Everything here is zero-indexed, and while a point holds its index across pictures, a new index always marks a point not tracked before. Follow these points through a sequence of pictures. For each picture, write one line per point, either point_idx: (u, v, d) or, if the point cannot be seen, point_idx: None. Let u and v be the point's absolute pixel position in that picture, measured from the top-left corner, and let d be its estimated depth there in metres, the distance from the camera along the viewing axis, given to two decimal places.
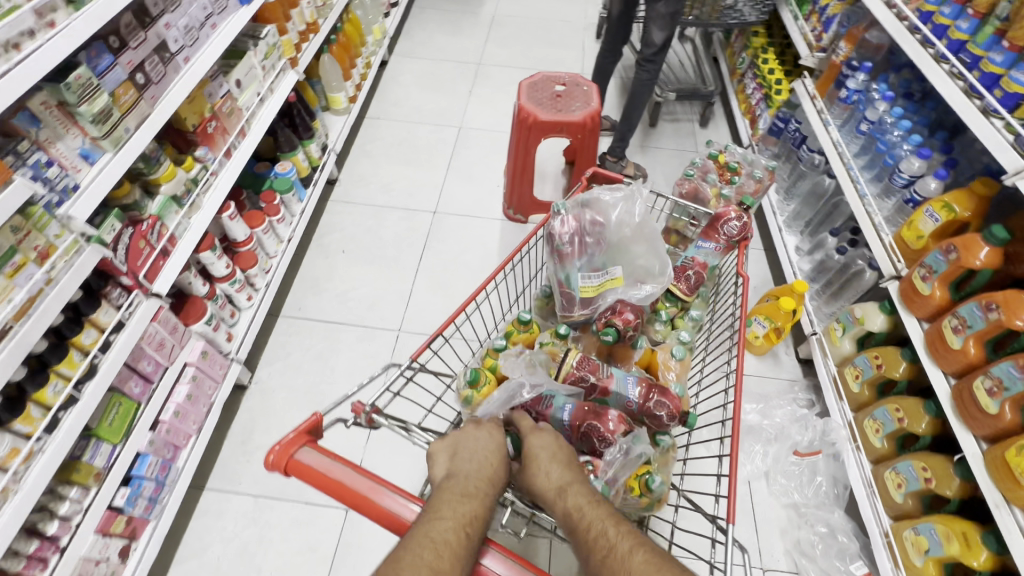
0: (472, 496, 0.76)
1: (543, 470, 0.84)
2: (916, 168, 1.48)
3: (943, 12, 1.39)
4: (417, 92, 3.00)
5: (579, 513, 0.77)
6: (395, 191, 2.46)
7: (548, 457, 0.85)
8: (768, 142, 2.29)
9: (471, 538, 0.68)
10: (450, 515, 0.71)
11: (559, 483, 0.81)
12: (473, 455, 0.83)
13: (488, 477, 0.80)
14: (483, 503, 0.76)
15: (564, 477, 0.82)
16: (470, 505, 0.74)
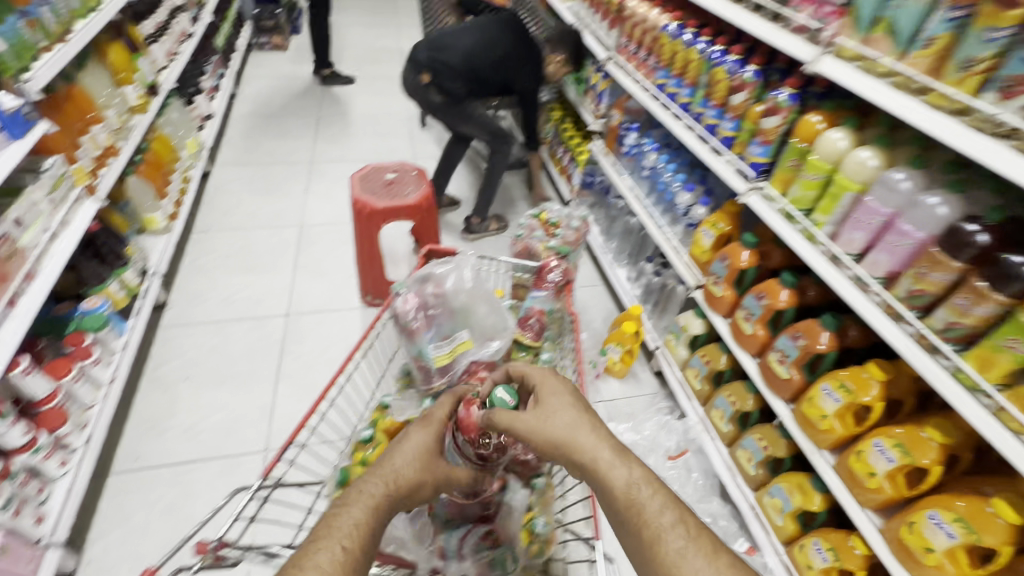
0: (358, 501, 0.78)
1: (576, 434, 0.84)
2: (687, 200, 1.84)
3: (670, 83, 1.80)
4: (248, 198, 2.92)
5: (633, 490, 0.79)
6: (238, 302, 2.31)
7: (582, 426, 0.86)
8: (584, 195, 2.64)
9: (349, 551, 0.71)
10: (333, 529, 0.73)
11: (596, 456, 0.82)
12: (396, 458, 0.85)
13: (388, 477, 0.82)
14: (376, 509, 0.77)
15: (610, 444, 0.84)
16: (353, 514, 0.75)
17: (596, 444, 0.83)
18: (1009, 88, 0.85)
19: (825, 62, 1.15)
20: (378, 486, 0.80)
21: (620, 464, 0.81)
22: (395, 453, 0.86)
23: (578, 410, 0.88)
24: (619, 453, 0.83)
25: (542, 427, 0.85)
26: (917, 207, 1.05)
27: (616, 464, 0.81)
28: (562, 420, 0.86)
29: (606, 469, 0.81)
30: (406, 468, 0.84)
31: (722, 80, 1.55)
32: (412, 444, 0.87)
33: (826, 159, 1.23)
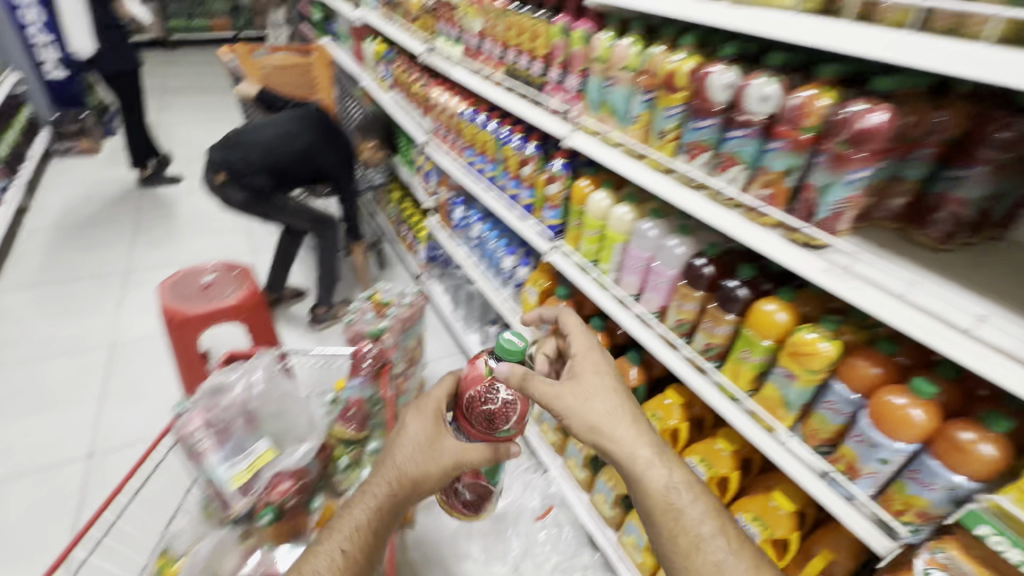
0: (368, 501, 0.93)
1: (613, 428, 1.00)
2: (511, 263, 1.96)
3: (477, 161, 1.96)
4: (41, 323, 2.49)
5: (671, 491, 0.93)
6: (20, 452, 1.89)
7: (619, 418, 1.01)
8: (431, 268, 2.72)
9: (348, 557, 0.87)
10: (344, 530, 0.91)
11: (639, 449, 0.98)
12: (406, 452, 0.97)
13: (394, 477, 0.95)
14: (381, 511, 0.93)
15: (646, 443, 0.99)
16: (359, 516, 0.92)
17: (636, 439, 0.99)
18: (690, 151, 1.05)
19: (576, 137, 1.32)
20: (388, 488, 0.94)
21: (653, 461, 0.97)
22: (405, 445, 0.98)
23: (616, 400, 1.05)
24: (653, 453, 0.98)
25: (586, 412, 1.02)
26: (663, 250, 1.22)
27: (656, 461, 0.97)
28: (602, 408, 1.03)
29: (645, 465, 0.96)
30: (417, 464, 0.96)
31: (512, 155, 1.71)
32: (427, 436, 0.99)
33: (597, 217, 1.40)
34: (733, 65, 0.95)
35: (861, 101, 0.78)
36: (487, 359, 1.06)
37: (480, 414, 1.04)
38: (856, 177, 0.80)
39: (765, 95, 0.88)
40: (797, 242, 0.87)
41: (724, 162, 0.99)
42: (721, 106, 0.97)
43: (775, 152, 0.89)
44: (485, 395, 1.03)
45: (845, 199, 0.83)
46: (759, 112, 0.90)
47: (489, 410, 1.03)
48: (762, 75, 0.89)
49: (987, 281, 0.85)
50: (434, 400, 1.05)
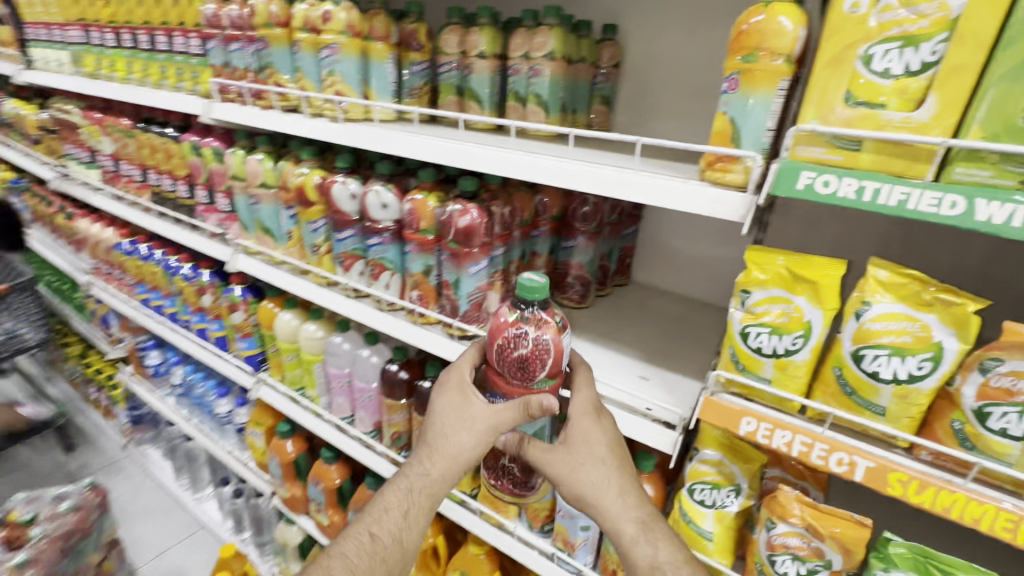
0: (398, 481, 0.73)
1: (594, 490, 0.69)
2: (225, 406, 1.62)
3: (151, 296, 1.61)
4: None
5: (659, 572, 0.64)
6: None
7: (604, 482, 0.68)
8: (140, 431, 2.12)
9: (371, 543, 0.70)
10: (373, 511, 0.72)
11: (630, 517, 0.68)
12: (435, 425, 0.72)
13: (421, 456, 0.72)
14: (410, 494, 0.71)
15: (638, 512, 0.68)
16: (390, 498, 0.72)
17: (621, 512, 0.67)
18: (343, 263, 0.98)
19: (239, 260, 1.16)
20: (418, 468, 0.72)
21: (643, 536, 0.66)
22: (435, 420, 0.74)
23: (604, 461, 0.69)
24: (643, 524, 0.67)
25: (564, 476, 0.70)
26: (359, 361, 1.12)
27: (651, 531, 0.67)
28: (586, 472, 0.69)
29: (627, 538, 0.67)
30: (448, 442, 0.71)
31: (185, 286, 1.44)
32: (453, 410, 0.72)
33: (289, 340, 1.23)
34: (352, 175, 0.92)
35: (456, 201, 0.81)
36: (515, 302, 0.72)
37: (510, 365, 0.70)
38: (477, 268, 0.83)
39: (382, 204, 0.87)
40: (454, 336, 0.87)
41: (373, 271, 0.94)
42: (355, 216, 0.93)
43: (410, 254, 0.88)
44: (513, 345, 0.69)
45: (477, 288, 0.85)
46: (384, 218, 0.88)
47: (519, 365, 0.70)
48: (376, 183, 0.88)
49: (614, 330, 0.97)
50: (462, 373, 0.75)
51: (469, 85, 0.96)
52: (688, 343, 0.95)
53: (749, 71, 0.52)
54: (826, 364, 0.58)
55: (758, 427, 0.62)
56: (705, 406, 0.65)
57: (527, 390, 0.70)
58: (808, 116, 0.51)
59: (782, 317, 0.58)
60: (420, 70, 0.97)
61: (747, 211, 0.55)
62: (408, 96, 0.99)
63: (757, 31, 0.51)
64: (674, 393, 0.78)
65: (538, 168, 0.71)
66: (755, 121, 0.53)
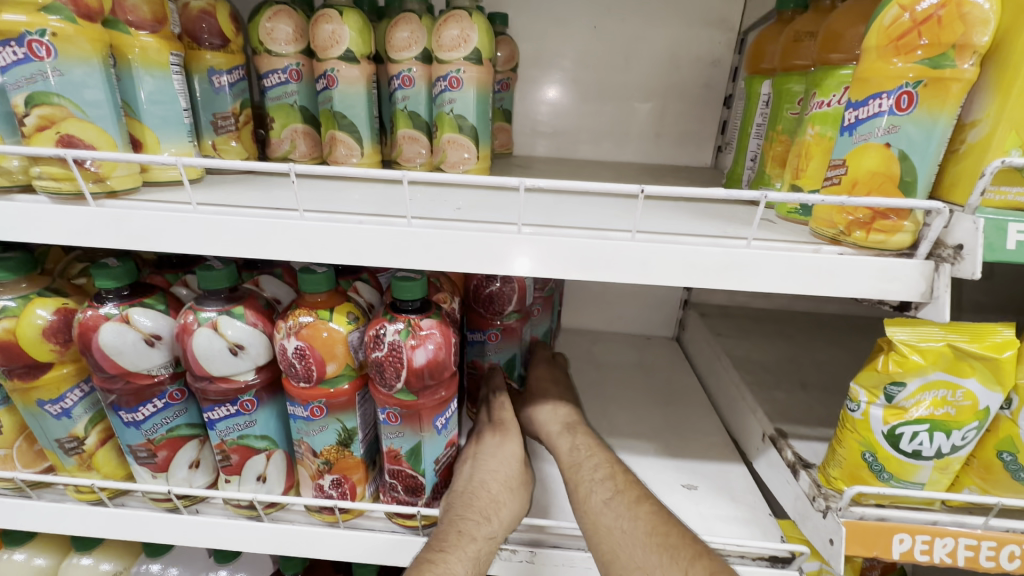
0: (456, 545, 0.46)
1: (544, 411, 0.64)
2: None
3: None
4: None
5: (579, 454, 0.57)
6: None
7: (545, 402, 0.65)
8: None
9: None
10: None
11: (567, 423, 0.62)
12: (482, 463, 0.53)
13: (487, 507, 0.49)
14: (480, 566, 0.46)
15: (568, 419, 0.63)
16: (452, 565, 0.44)
17: (549, 417, 0.63)
18: (149, 459, 0.51)
19: None
20: (487, 524, 0.48)
21: (569, 433, 0.60)
22: (493, 467, 0.53)
23: (551, 390, 0.67)
24: (571, 427, 0.61)
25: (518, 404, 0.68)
26: None
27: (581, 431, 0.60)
28: (538, 392, 0.66)
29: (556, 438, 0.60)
30: (516, 497, 0.52)
31: None
32: (501, 450, 0.55)
33: None
34: (140, 296, 0.46)
35: (394, 319, 0.45)
36: None
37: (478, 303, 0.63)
38: (447, 418, 0.49)
39: (229, 348, 0.45)
40: (421, 531, 0.52)
41: (226, 462, 0.51)
42: (164, 372, 0.48)
43: (307, 421, 0.49)
44: (483, 286, 0.62)
45: (448, 446, 0.51)
46: (238, 372, 0.46)
47: (490, 298, 0.62)
48: (204, 309, 0.45)
49: (599, 415, 0.75)
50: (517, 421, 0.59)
51: (328, 106, 0.58)
52: (682, 404, 0.80)
53: (939, 79, 0.34)
54: (986, 447, 0.46)
55: (913, 542, 0.48)
56: (847, 538, 0.47)
57: (497, 324, 0.64)
58: (1003, 144, 0.35)
59: (943, 408, 0.44)
60: (232, 84, 0.56)
61: (931, 285, 0.38)
62: (213, 131, 0.56)
63: (954, 17, 0.33)
64: (738, 500, 0.60)
65: (582, 255, 0.40)
66: (938, 155, 0.36)
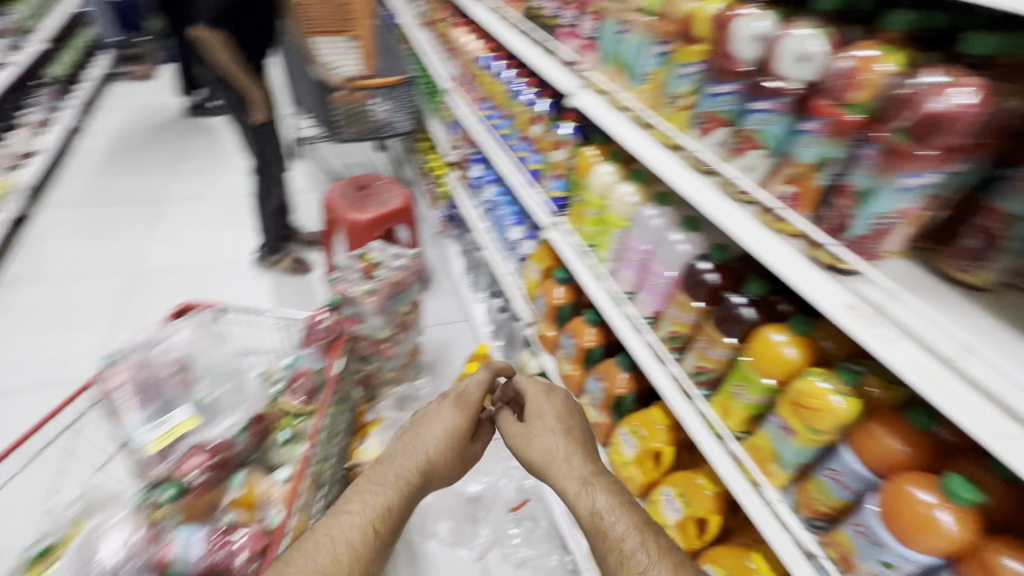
0: (391, 486, 0.92)
1: (564, 463, 0.96)
2: (516, 234, 1.80)
3: (492, 115, 1.76)
4: (76, 244, 2.55)
5: (597, 516, 0.85)
6: (31, 367, 1.94)
7: (553, 447, 0.99)
8: (451, 227, 2.62)
9: (374, 534, 0.84)
10: (363, 507, 0.88)
11: (581, 475, 0.92)
12: (424, 441, 1.00)
13: (415, 468, 0.96)
14: (407, 496, 0.92)
15: (580, 471, 0.93)
16: (360, 503, 0.88)
17: (567, 471, 0.94)
18: (704, 125, 0.82)
19: (583, 96, 1.11)
20: (377, 492, 0.90)
21: (582, 488, 0.90)
22: (429, 436, 1.01)
23: (556, 432, 1.02)
24: (586, 483, 0.90)
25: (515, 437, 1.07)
26: (666, 246, 1.01)
27: (587, 484, 0.90)
28: (541, 432, 1.02)
29: (576, 482, 0.91)
30: (445, 459, 1.00)
31: (523, 113, 1.52)
32: (450, 424, 1.03)
33: (598, 195, 1.19)
34: (768, 9, 0.71)
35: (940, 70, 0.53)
36: None
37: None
38: (920, 180, 0.56)
39: (802, 54, 0.63)
40: (820, 261, 0.64)
41: (739, 145, 0.76)
42: (747, 66, 0.72)
43: (807, 135, 0.65)
44: None
45: (894, 211, 0.59)
46: (794, 77, 0.65)
47: None
48: (804, 24, 0.65)
49: None
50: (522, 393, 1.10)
51: None
52: None
53: None
54: None
55: None
56: None
57: None
58: None
59: None
60: None
61: None
62: None
63: None
64: None
65: None
66: None
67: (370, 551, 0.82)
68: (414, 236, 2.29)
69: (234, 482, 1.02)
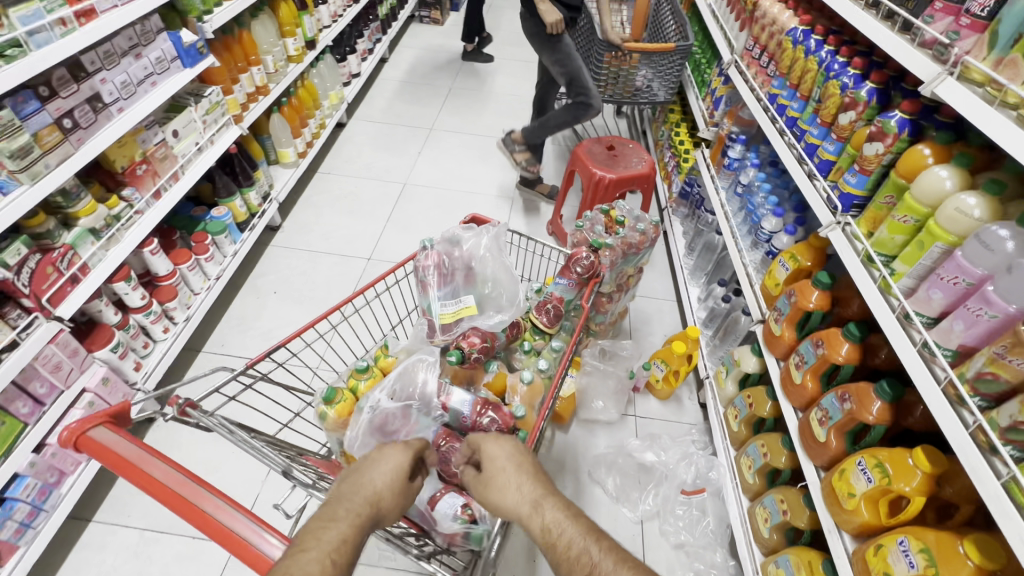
0: (343, 521, 0.72)
1: (518, 488, 0.85)
2: (772, 225, 1.68)
3: (783, 95, 1.63)
4: (370, 151, 3.14)
5: (553, 542, 0.80)
6: (333, 239, 2.54)
7: (506, 483, 0.86)
8: (680, 205, 2.54)
9: (334, 569, 0.65)
10: (321, 543, 0.67)
11: (536, 494, 0.84)
12: (370, 476, 0.81)
13: (366, 501, 0.77)
14: (361, 533, 0.73)
15: (532, 495, 0.85)
16: (331, 535, 0.69)
17: (518, 501, 0.84)
18: None
19: (945, 84, 0.97)
20: (333, 525, 0.71)
21: (538, 514, 0.82)
22: (375, 472, 0.82)
23: (507, 467, 0.88)
24: (538, 507, 0.83)
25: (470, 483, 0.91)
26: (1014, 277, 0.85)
27: (543, 505, 0.83)
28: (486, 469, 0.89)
29: (528, 508, 0.83)
30: (395, 496, 0.81)
31: (833, 96, 1.37)
32: (394, 459, 0.84)
33: (924, 200, 1.04)
34: None
35: None
36: None
37: None
38: None
39: None
40: None
41: None
42: None
43: None
44: None
45: None
46: None
47: None
48: None
49: None
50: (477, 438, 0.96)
51: None
52: None
53: None
54: None
55: None
56: None
57: None
58: None
59: None
60: None
61: None
62: None
63: None
64: None
65: None
66: None
67: None
68: (646, 205, 2.30)
69: (491, 367, 1.20)
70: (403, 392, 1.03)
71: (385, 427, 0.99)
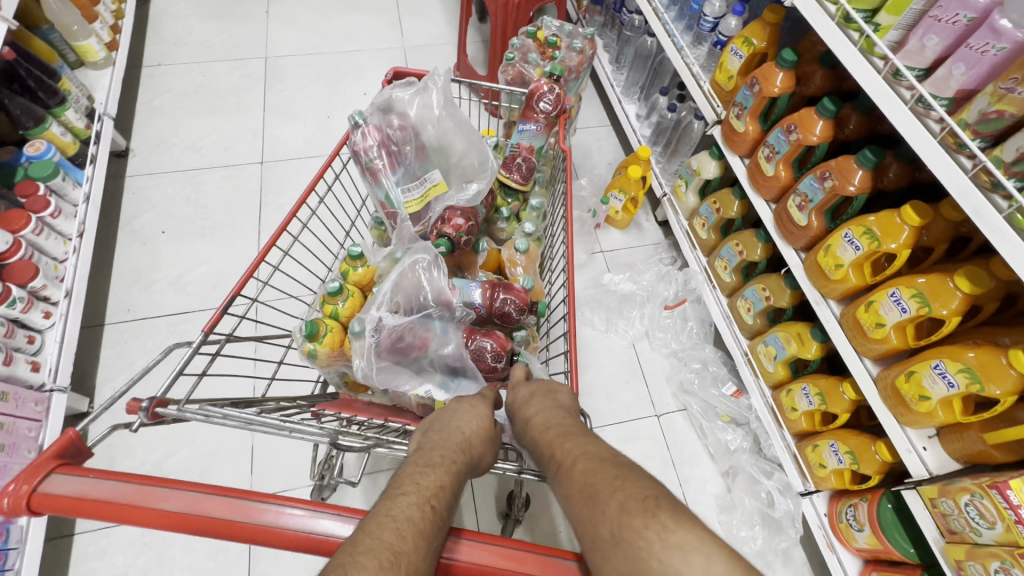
0: (440, 468, 0.68)
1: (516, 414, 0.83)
2: (717, 9, 1.51)
3: None
4: (199, 22, 2.41)
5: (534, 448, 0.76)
6: (206, 149, 2.04)
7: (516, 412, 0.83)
8: (594, 12, 2.22)
9: (437, 513, 0.60)
10: (417, 488, 0.62)
11: (528, 415, 0.81)
12: (457, 422, 0.78)
13: (460, 445, 0.73)
14: (456, 482, 0.68)
15: (526, 414, 0.81)
16: (431, 481, 0.64)
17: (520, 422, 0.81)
18: None
19: None
20: (425, 471, 0.66)
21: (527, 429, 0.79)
22: (459, 417, 0.79)
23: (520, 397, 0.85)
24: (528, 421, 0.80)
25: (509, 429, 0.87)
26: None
27: (531, 424, 0.79)
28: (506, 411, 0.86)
29: (524, 426, 0.80)
30: (483, 444, 0.77)
31: None
32: (469, 407, 0.82)
33: None
34: None
35: None
36: None
37: None
38: None
39: None
40: None
41: None
42: None
43: None
44: None
45: None
46: None
47: None
48: None
49: None
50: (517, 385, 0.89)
51: None
52: None
53: None
54: None
55: None
56: None
57: None
58: None
59: None
60: None
61: None
62: None
63: None
64: None
65: None
66: None
67: (432, 549, 0.56)
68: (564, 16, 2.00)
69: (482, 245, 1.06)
70: (406, 300, 0.89)
71: (398, 345, 0.86)
